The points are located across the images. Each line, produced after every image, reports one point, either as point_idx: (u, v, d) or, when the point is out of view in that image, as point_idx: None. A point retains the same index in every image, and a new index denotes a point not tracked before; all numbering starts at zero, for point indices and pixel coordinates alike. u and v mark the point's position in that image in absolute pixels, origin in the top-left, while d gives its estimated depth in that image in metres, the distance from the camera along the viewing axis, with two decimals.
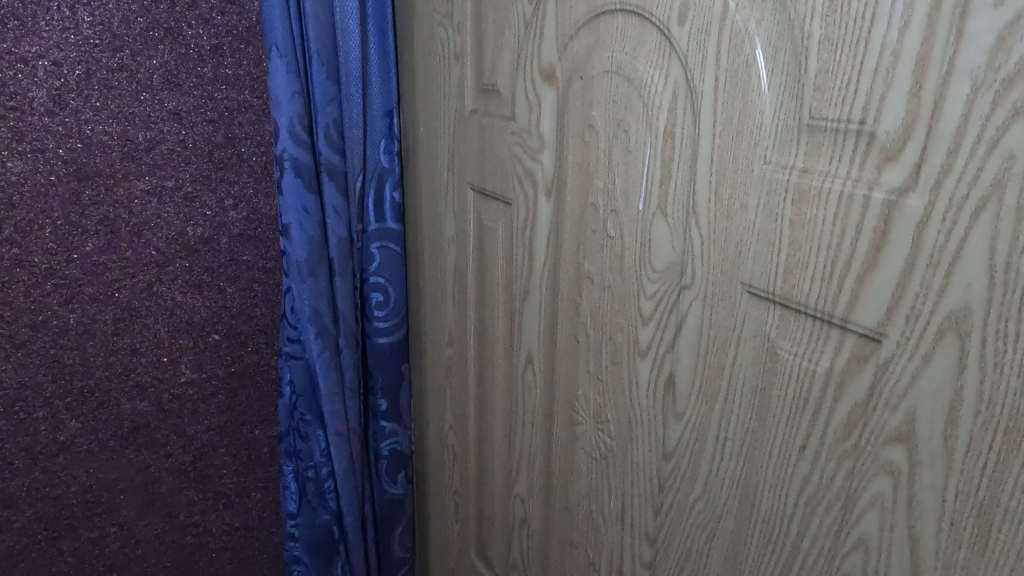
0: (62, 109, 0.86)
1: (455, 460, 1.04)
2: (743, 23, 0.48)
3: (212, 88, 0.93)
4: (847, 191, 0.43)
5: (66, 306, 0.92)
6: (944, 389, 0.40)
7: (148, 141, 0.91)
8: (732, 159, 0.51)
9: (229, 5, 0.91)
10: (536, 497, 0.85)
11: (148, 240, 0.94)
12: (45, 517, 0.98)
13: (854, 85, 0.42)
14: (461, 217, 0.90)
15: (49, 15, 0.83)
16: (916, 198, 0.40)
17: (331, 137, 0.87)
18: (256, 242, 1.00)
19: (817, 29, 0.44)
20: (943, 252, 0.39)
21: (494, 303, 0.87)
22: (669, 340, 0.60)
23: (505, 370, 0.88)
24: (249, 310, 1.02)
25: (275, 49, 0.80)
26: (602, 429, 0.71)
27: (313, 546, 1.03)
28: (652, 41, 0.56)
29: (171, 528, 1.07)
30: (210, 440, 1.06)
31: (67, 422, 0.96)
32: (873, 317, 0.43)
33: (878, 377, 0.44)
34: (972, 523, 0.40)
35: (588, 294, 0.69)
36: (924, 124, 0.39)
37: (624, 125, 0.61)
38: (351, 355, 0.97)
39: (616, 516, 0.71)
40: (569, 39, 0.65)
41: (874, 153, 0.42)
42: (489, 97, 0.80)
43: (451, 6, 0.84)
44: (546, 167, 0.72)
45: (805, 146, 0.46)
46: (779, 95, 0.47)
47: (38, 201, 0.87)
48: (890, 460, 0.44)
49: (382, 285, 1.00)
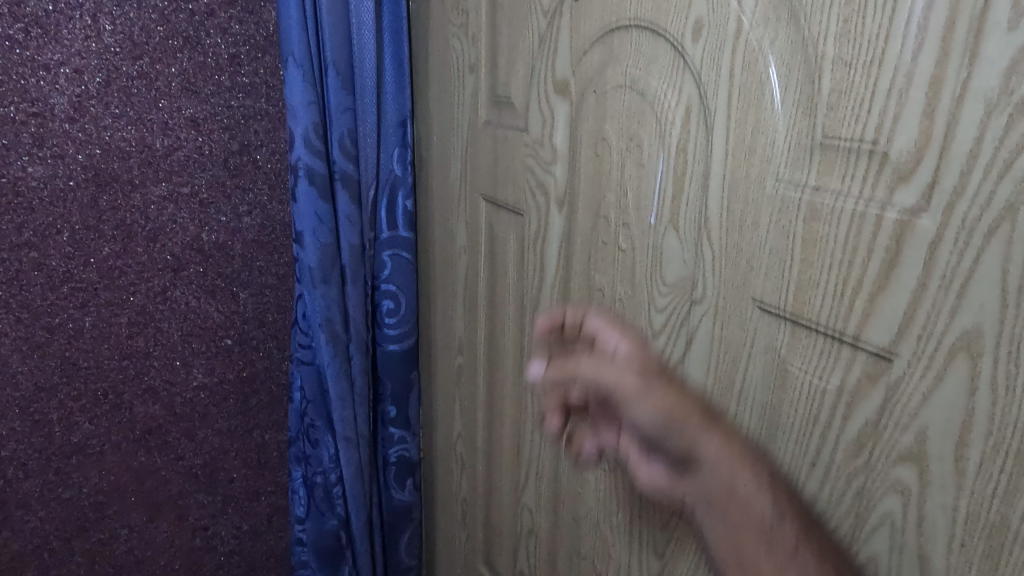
0: (82, 115, 0.87)
1: (464, 468, 1.04)
2: (757, 41, 0.49)
3: (228, 96, 0.94)
4: (859, 210, 0.44)
5: (82, 310, 0.93)
6: (955, 409, 0.40)
7: (166, 148, 0.92)
8: (744, 176, 0.51)
9: (247, 15, 0.92)
10: (544, 507, 0.85)
11: (163, 246, 0.95)
12: (57, 518, 0.99)
13: (867, 105, 0.42)
14: (474, 227, 0.91)
15: (71, 24, 0.85)
16: (928, 218, 0.40)
17: (346, 146, 0.88)
18: (270, 248, 1.01)
19: (830, 49, 0.44)
20: (955, 273, 0.39)
21: (504, 312, 0.88)
22: (680, 354, 0.60)
23: (515, 380, 0.88)
24: (261, 315, 1.03)
25: (292, 58, 0.81)
26: (612, 442, 0.71)
27: (321, 552, 1.04)
28: (665, 57, 0.57)
29: (180, 530, 1.07)
30: (221, 444, 1.06)
31: (80, 424, 0.97)
32: (884, 336, 0.43)
33: (889, 396, 0.44)
34: (982, 545, 0.40)
35: (599, 306, 0.69)
36: (937, 145, 0.39)
37: (637, 140, 0.61)
38: (361, 361, 0.98)
39: (625, 527, 0.71)
40: (583, 53, 0.66)
41: (887, 173, 0.42)
42: (503, 108, 0.81)
43: (466, 18, 0.84)
44: (559, 180, 0.72)
45: (818, 164, 0.46)
46: (792, 114, 0.47)
47: (57, 205, 0.89)
48: (900, 479, 0.44)
49: (393, 292, 1.01)
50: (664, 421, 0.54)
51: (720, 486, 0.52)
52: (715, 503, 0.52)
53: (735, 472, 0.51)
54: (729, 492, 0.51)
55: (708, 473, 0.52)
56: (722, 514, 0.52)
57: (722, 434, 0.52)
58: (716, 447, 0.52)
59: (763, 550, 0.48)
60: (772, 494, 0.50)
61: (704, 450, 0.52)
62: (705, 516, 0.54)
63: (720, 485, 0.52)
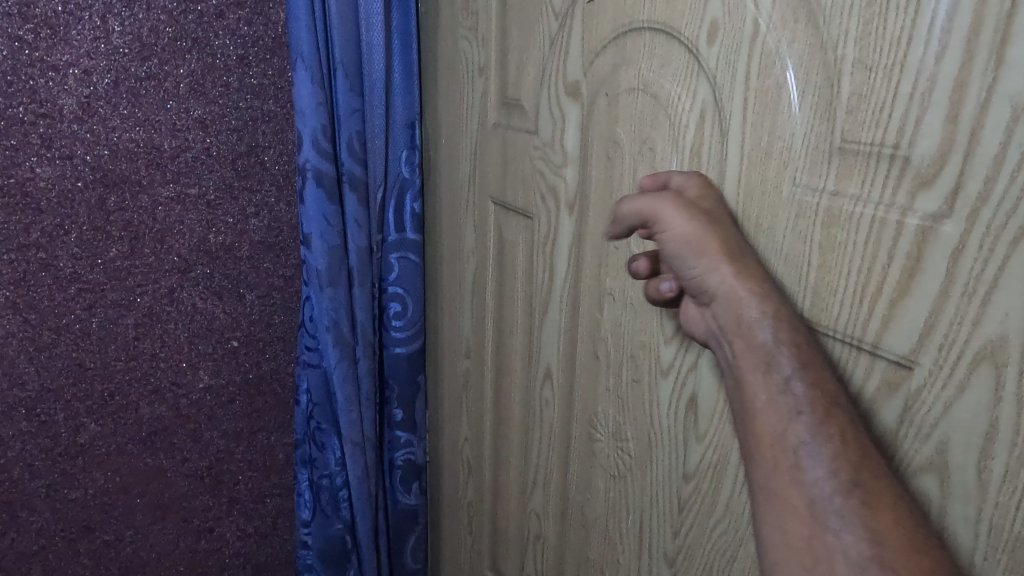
0: (90, 116, 0.87)
1: (470, 472, 1.03)
2: (775, 44, 0.48)
3: (237, 97, 0.93)
4: (879, 216, 0.43)
5: (89, 311, 0.93)
6: (978, 419, 0.39)
7: (174, 149, 0.92)
8: (760, 181, 0.50)
9: (256, 16, 0.92)
10: (552, 512, 0.84)
11: (170, 247, 0.95)
12: (62, 519, 0.99)
13: (889, 109, 0.42)
14: (482, 229, 0.90)
15: (81, 24, 0.84)
16: (951, 225, 0.39)
17: (354, 148, 0.88)
18: (278, 250, 1.01)
19: (851, 52, 0.43)
20: (978, 280, 0.38)
21: (513, 316, 0.87)
22: (693, 359, 0.60)
23: (523, 384, 0.87)
24: (268, 317, 1.03)
25: (301, 60, 0.81)
26: (621, 447, 0.70)
27: (326, 555, 1.03)
28: (680, 60, 0.56)
29: (186, 532, 1.07)
30: (226, 446, 1.06)
31: (87, 425, 0.97)
32: (905, 345, 0.42)
33: (909, 405, 0.43)
34: (1006, 558, 0.39)
35: (609, 310, 0.69)
36: (960, 151, 0.39)
37: (650, 143, 0.60)
38: (368, 364, 0.97)
39: (634, 534, 0.70)
40: (595, 55, 0.65)
41: (908, 178, 0.41)
42: (514, 111, 0.80)
43: (477, 19, 0.84)
44: (569, 182, 0.72)
45: (836, 170, 0.45)
46: (810, 118, 0.46)
47: (65, 205, 0.88)
48: (920, 490, 0.43)
49: (401, 295, 1.00)
50: (682, 246, 0.50)
51: (730, 313, 0.48)
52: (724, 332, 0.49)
53: (743, 300, 0.47)
54: (736, 321, 0.47)
55: (718, 307, 0.49)
56: (730, 351, 0.48)
57: (736, 265, 0.48)
58: (722, 278, 0.48)
59: (770, 383, 0.45)
60: (781, 323, 0.46)
61: (707, 281, 0.49)
62: (715, 350, 0.51)
63: (733, 313, 0.47)
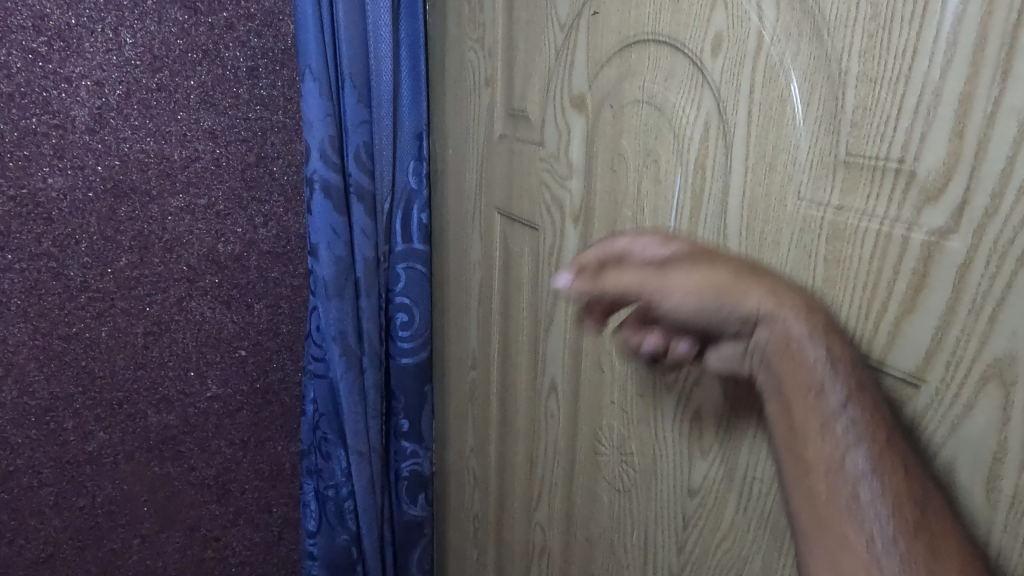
0: (102, 127, 0.88)
1: (476, 484, 1.03)
2: (778, 57, 0.48)
3: (246, 108, 0.94)
4: (884, 231, 0.42)
5: (99, 319, 0.93)
6: (986, 440, 0.39)
7: (184, 159, 0.93)
8: (765, 194, 0.50)
9: (265, 29, 0.93)
10: (557, 525, 0.84)
11: (180, 256, 0.96)
12: (70, 527, 0.99)
13: (893, 123, 0.41)
14: (489, 240, 0.90)
15: (94, 37, 0.85)
16: (957, 240, 0.39)
17: (361, 158, 0.88)
18: (286, 259, 1.02)
19: (854, 66, 0.43)
20: (986, 297, 0.38)
21: (518, 327, 0.86)
22: (697, 373, 0.59)
23: (528, 396, 0.87)
24: (276, 326, 1.03)
25: (309, 71, 0.82)
26: (626, 461, 0.69)
27: (332, 566, 1.03)
28: (683, 72, 0.56)
29: (192, 541, 1.07)
30: (233, 455, 1.06)
31: (96, 433, 0.97)
32: (911, 362, 0.42)
33: (916, 424, 0.42)
34: None
35: (614, 323, 0.68)
36: (967, 166, 0.38)
37: (654, 155, 0.60)
38: (374, 375, 0.97)
39: (638, 550, 0.69)
40: (600, 68, 0.65)
41: (913, 193, 0.41)
42: (519, 123, 0.80)
43: (483, 31, 0.84)
44: (574, 194, 0.72)
45: (840, 184, 0.45)
46: (814, 131, 0.46)
47: (76, 215, 0.89)
48: None
49: (407, 305, 1.00)
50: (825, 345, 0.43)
51: (774, 338, 0.44)
52: (767, 361, 0.45)
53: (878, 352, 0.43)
54: (784, 347, 0.43)
55: (765, 334, 0.44)
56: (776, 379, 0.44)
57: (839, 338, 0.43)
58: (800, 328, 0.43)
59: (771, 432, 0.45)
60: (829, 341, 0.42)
61: (738, 313, 0.45)
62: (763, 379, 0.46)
63: (775, 336, 0.44)
